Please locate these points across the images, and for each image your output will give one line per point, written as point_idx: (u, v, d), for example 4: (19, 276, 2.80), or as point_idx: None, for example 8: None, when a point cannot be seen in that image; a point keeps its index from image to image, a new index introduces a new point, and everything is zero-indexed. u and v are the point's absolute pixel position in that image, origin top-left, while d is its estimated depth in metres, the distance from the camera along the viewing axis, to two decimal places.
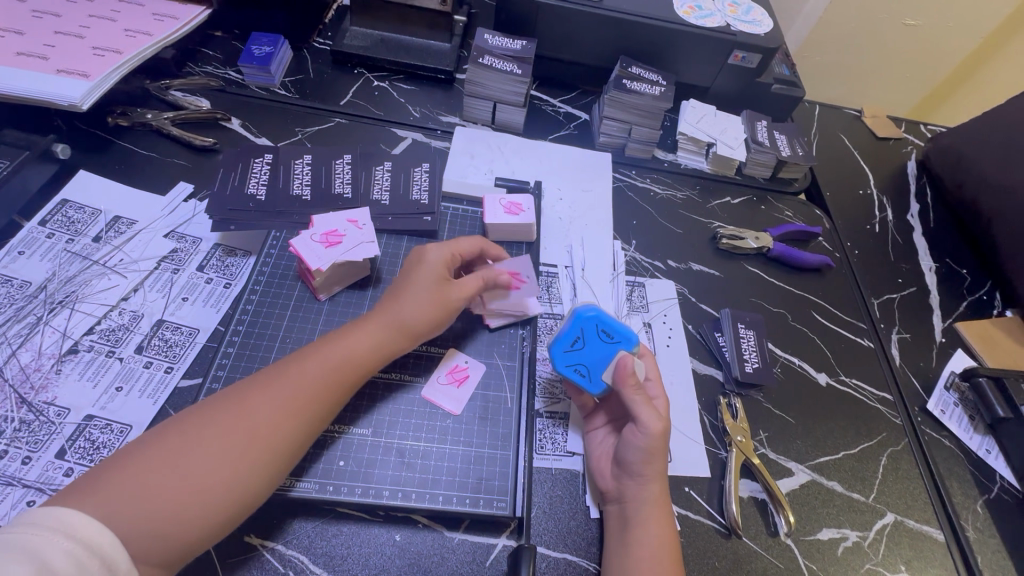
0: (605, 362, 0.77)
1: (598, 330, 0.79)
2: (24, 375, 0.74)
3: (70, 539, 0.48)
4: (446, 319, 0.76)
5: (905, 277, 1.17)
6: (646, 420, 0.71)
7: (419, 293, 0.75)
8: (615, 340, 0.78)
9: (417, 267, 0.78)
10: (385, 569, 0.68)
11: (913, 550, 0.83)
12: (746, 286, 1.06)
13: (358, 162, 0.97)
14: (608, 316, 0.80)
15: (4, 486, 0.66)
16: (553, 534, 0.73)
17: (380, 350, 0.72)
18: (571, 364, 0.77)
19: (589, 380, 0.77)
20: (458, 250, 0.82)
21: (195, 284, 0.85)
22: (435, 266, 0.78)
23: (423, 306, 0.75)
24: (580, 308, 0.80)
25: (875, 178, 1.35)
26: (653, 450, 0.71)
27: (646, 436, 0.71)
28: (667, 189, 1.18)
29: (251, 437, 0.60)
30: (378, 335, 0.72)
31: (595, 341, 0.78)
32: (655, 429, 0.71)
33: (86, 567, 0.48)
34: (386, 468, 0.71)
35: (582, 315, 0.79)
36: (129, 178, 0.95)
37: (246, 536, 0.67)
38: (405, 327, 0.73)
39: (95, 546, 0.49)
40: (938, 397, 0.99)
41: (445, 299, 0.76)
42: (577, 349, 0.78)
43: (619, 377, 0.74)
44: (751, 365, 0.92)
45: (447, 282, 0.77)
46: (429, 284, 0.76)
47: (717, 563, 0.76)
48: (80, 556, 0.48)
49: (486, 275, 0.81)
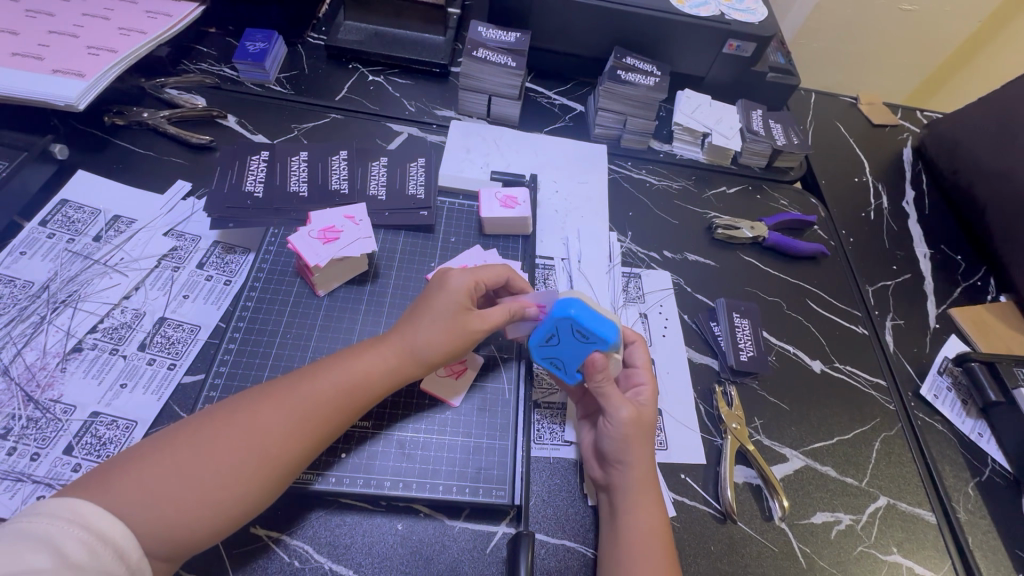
0: (579, 358, 0.74)
1: (574, 328, 0.72)
2: (30, 373, 0.75)
3: (83, 528, 0.50)
4: (462, 352, 0.74)
5: (900, 264, 1.17)
6: (615, 412, 0.72)
7: (437, 323, 0.72)
8: (591, 340, 0.72)
9: (438, 292, 0.75)
10: (388, 557, 0.69)
11: (905, 532, 0.84)
12: (742, 275, 1.07)
13: (354, 158, 0.97)
14: (586, 311, 0.72)
15: (14, 482, 0.67)
16: (551, 521, 0.75)
17: (391, 375, 0.71)
18: (547, 356, 0.76)
19: (565, 372, 0.77)
20: (482, 278, 0.77)
21: (196, 281, 0.86)
22: (458, 296, 0.74)
23: (440, 338, 0.72)
24: (558, 304, 0.72)
25: (871, 165, 1.35)
26: (628, 439, 0.72)
27: (617, 427, 0.72)
28: (663, 179, 1.19)
29: (259, 455, 0.60)
30: (390, 359, 0.71)
31: (570, 338, 0.73)
32: (625, 418, 0.72)
33: (98, 554, 0.50)
34: (387, 459, 0.73)
35: (557, 314, 0.71)
36: (128, 177, 0.96)
37: (251, 527, 0.69)
38: (417, 356, 0.72)
39: (107, 535, 0.51)
40: (931, 382, 1.01)
41: (463, 333, 0.73)
42: (551, 345, 0.74)
43: (587, 372, 0.73)
44: (746, 353, 0.93)
45: (469, 316, 0.74)
46: (449, 315, 0.73)
47: (712, 547, 0.78)
48: (93, 545, 0.50)
49: (514, 308, 0.76)
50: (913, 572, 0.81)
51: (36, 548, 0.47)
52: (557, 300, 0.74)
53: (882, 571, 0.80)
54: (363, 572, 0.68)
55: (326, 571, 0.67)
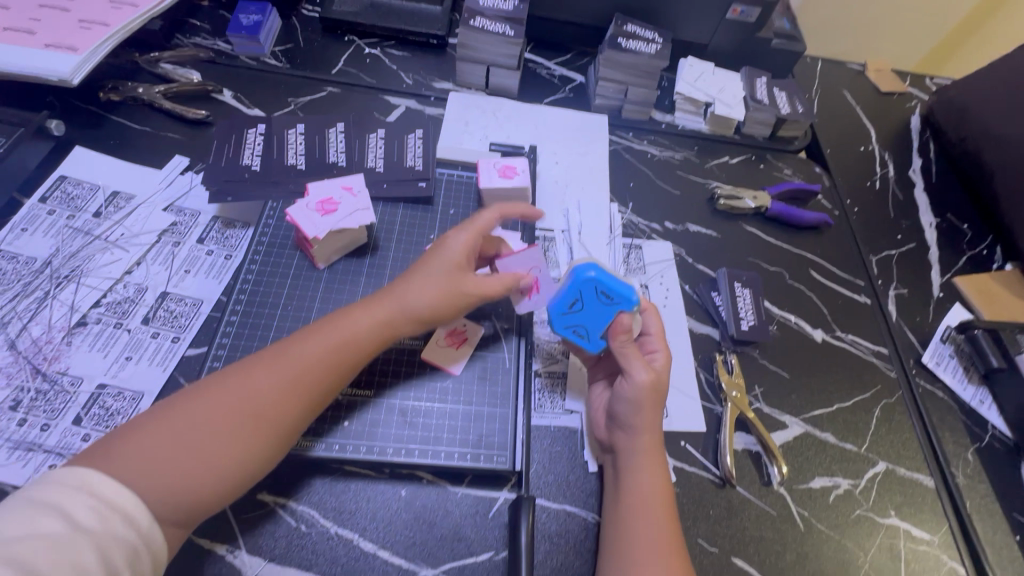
0: (603, 322, 0.75)
1: (597, 290, 0.74)
2: (37, 347, 0.76)
3: (92, 496, 0.51)
4: (457, 312, 0.74)
5: (905, 234, 1.16)
6: (635, 374, 0.72)
7: (431, 281, 0.73)
8: (614, 300, 0.75)
9: (432, 250, 0.76)
10: (392, 522, 0.71)
11: (903, 496, 0.85)
12: (744, 246, 1.07)
13: (351, 131, 0.96)
14: (606, 272, 0.75)
15: (26, 451, 0.69)
16: (553, 487, 0.76)
17: (381, 333, 0.71)
18: (570, 326, 0.76)
19: (588, 341, 0.77)
20: (474, 228, 0.77)
21: (197, 256, 0.87)
22: (445, 246, 0.75)
23: (434, 295, 0.72)
24: (577, 268, 0.75)
25: (878, 133, 1.32)
26: (642, 403, 0.72)
27: (633, 390, 0.72)
28: (664, 150, 1.17)
29: (255, 417, 0.61)
30: (381, 318, 0.71)
31: (594, 302, 0.75)
32: (643, 381, 0.72)
33: (109, 521, 0.51)
34: (389, 427, 0.74)
35: (578, 276, 0.74)
36: (125, 153, 0.95)
37: (258, 494, 0.70)
38: (411, 314, 0.71)
39: (116, 502, 0.52)
40: (933, 350, 1.00)
41: (451, 280, 0.73)
42: (575, 311, 0.75)
43: (610, 334, 0.75)
44: (747, 323, 0.93)
45: (456, 263, 0.74)
46: (436, 265, 0.74)
47: (711, 511, 0.79)
48: (102, 511, 0.51)
49: (511, 280, 0.75)
50: (910, 535, 0.82)
51: (47, 514, 0.49)
52: (575, 267, 0.76)
53: (879, 533, 0.81)
54: (368, 535, 0.70)
55: (332, 535, 0.69)
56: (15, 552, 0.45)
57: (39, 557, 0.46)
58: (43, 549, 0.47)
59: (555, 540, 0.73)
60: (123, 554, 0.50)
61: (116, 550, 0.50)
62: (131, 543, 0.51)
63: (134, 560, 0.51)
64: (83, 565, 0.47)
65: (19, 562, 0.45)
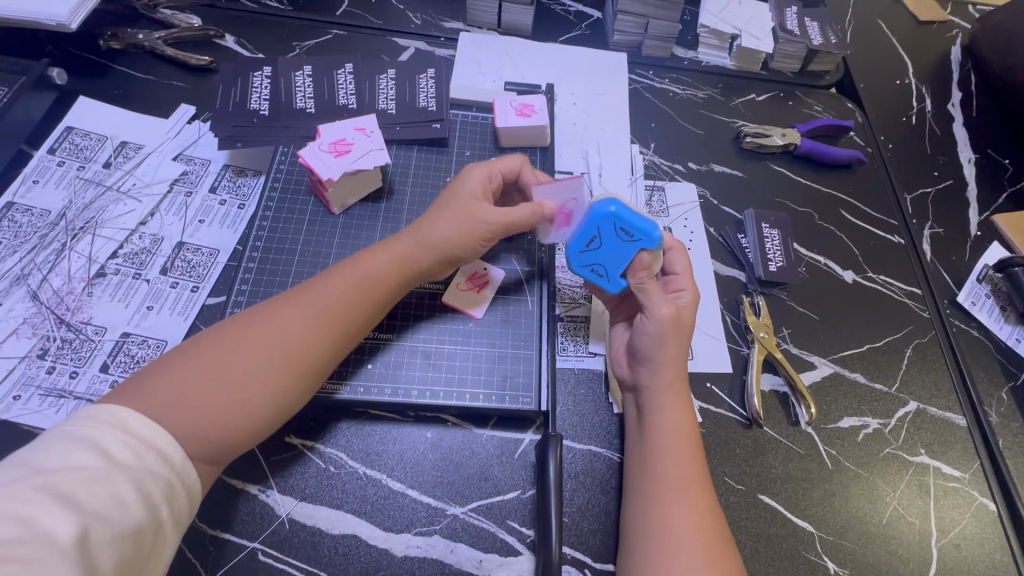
0: (621, 261, 0.72)
1: (615, 226, 0.71)
2: (59, 298, 0.76)
3: (126, 431, 0.51)
4: (480, 241, 0.72)
5: (942, 171, 1.10)
6: (654, 308, 0.71)
7: (449, 212, 0.72)
8: (633, 237, 0.71)
9: (452, 184, 0.75)
10: (420, 463, 0.71)
11: (934, 435, 0.84)
12: (771, 185, 1.02)
13: (360, 72, 0.92)
14: (626, 207, 0.71)
15: (57, 397, 0.70)
16: (578, 428, 0.76)
17: (404, 269, 0.71)
18: (587, 264, 0.74)
19: (607, 280, 0.74)
20: (495, 168, 0.76)
21: (210, 206, 0.85)
22: (466, 184, 0.74)
23: (449, 227, 0.71)
24: (596, 203, 0.71)
25: (916, 66, 1.24)
26: (664, 336, 0.71)
27: (654, 323, 0.71)
28: (687, 89, 1.11)
29: (282, 353, 0.61)
30: (399, 251, 0.71)
31: (612, 238, 0.72)
32: (663, 314, 0.71)
33: (143, 457, 0.51)
34: (412, 370, 0.74)
35: (597, 212, 0.71)
36: (130, 101, 0.93)
37: (287, 436, 0.71)
38: (427, 247, 0.71)
39: (149, 439, 0.52)
40: (969, 290, 0.97)
41: (466, 214, 0.72)
42: (593, 249, 0.73)
43: (630, 274, 0.73)
44: (775, 264, 0.91)
45: (472, 197, 0.73)
46: (454, 200, 0.73)
47: (738, 450, 0.78)
48: (136, 446, 0.51)
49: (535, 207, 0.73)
50: (940, 472, 0.81)
51: (82, 447, 0.49)
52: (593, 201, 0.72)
53: (908, 471, 0.80)
54: (396, 475, 0.70)
55: (361, 475, 0.70)
56: (56, 483, 0.46)
57: (79, 488, 0.47)
58: (82, 481, 0.47)
59: (581, 478, 0.73)
60: (159, 489, 0.51)
61: (151, 485, 0.50)
62: (166, 479, 0.52)
63: (169, 495, 0.52)
64: (123, 498, 0.48)
65: (60, 492, 0.46)
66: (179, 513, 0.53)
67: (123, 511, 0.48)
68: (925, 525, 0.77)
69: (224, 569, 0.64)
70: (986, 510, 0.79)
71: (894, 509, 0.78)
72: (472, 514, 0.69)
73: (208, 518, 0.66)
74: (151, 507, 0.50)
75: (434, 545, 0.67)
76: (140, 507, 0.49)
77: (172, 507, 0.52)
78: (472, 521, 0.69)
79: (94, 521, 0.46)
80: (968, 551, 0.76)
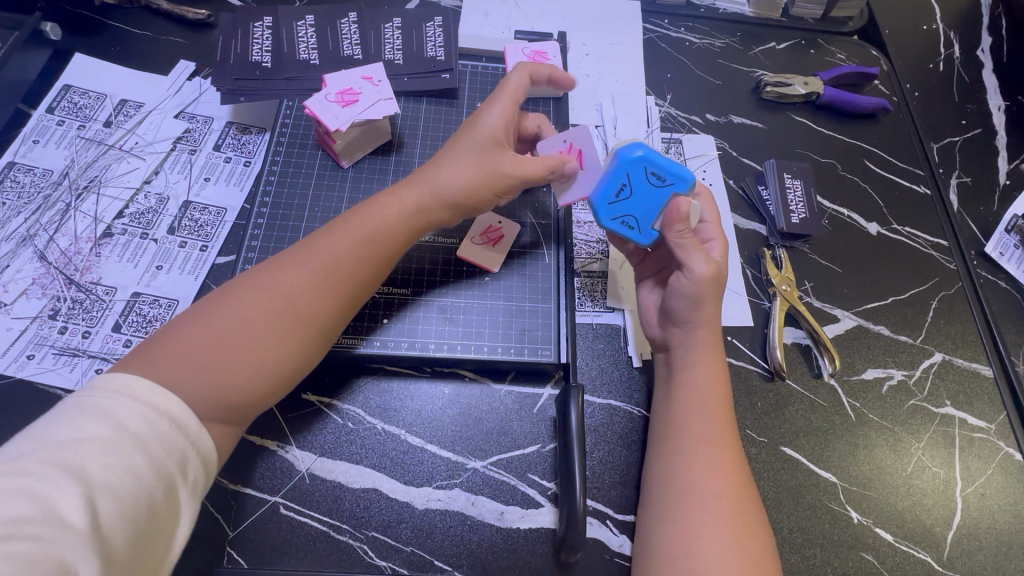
0: (654, 210, 0.68)
1: (645, 171, 0.67)
2: (67, 258, 0.75)
3: (138, 400, 0.50)
4: (498, 196, 0.69)
5: (970, 119, 1.05)
6: (694, 268, 0.66)
7: (476, 163, 0.68)
8: (666, 183, 0.67)
9: (469, 125, 0.70)
10: (440, 418, 0.71)
11: (959, 386, 0.82)
12: (792, 136, 0.98)
13: (365, 21, 0.88)
14: (655, 152, 0.67)
15: (72, 357, 0.69)
16: (597, 382, 0.75)
17: (421, 227, 0.69)
18: (617, 217, 0.70)
19: (637, 233, 0.70)
20: (514, 102, 0.71)
21: (215, 163, 0.82)
22: (487, 128, 0.69)
23: (469, 177, 0.67)
24: (623, 149, 0.67)
25: (944, 9, 1.17)
26: (703, 296, 0.67)
27: (693, 283, 0.67)
28: (704, 37, 1.06)
29: (292, 315, 0.59)
30: (417, 204, 0.68)
31: (642, 186, 0.68)
32: (704, 273, 0.66)
33: (157, 426, 0.49)
34: (429, 324, 0.72)
35: (625, 157, 0.67)
36: (128, 58, 0.89)
37: (303, 393, 0.70)
38: (445, 200, 0.67)
39: (162, 407, 0.50)
40: (997, 240, 0.93)
41: (488, 167, 0.68)
42: (623, 199, 0.69)
43: (665, 225, 0.68)
44: (797, 216, 0.88)
45: (496, 148, 0.68)
46: (475, 148, 0.68)
47: (759, 403, 0.77)
48: (149, 415, 0.49)
49: (553, 162, 0.69)
50: (965, 422, 0.80)
51: (93, 418, 0.48)
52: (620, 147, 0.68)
53: (934, 422, 0.79)
54: (415, 431, 0.70)
55: (380, 430, 0.69)
56: (65, 456, 0.45)
57: (90, 461, 0.45)
58: (92, 454, 0.46)
59: (601, 432, 0.72)
60: (173, 458, 0.49)
61: (164, 456, 0.49)
62: (180, 449, 0.50)
63: (183, 464, 0.50)
64: (133, 470, 0.46)
65: (70, 465, 0.45)
66: (195, 482, 0.51)
67: (135, 482, 0.46)
68: (950, 475, 0.76)
69: (248, 523, 0.64)
70: (1013, 460, 0.78)
71: (918, 459, 0.77)
72: (492, 467, 0.69)
73: (229, 474, 0.66)
74: (164, 477, 0.48)
75: (455, 498, 0.67)
76: (152, 478, 0.47)
77: (187, 477, 0.50)
78: (493, 475, 0.68)
79: (105, 495, 0.45)
80: (993, 500, 0.76)
